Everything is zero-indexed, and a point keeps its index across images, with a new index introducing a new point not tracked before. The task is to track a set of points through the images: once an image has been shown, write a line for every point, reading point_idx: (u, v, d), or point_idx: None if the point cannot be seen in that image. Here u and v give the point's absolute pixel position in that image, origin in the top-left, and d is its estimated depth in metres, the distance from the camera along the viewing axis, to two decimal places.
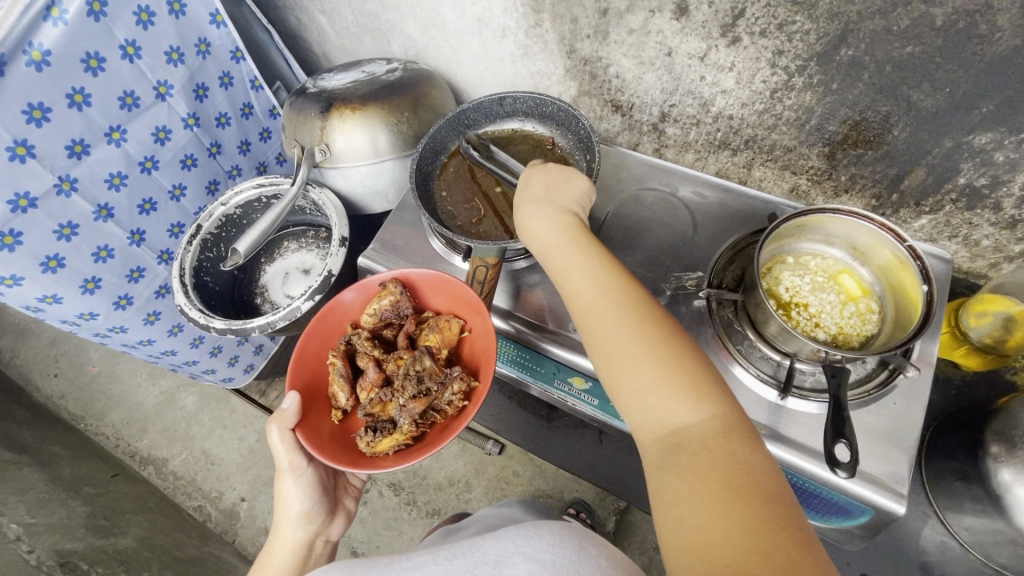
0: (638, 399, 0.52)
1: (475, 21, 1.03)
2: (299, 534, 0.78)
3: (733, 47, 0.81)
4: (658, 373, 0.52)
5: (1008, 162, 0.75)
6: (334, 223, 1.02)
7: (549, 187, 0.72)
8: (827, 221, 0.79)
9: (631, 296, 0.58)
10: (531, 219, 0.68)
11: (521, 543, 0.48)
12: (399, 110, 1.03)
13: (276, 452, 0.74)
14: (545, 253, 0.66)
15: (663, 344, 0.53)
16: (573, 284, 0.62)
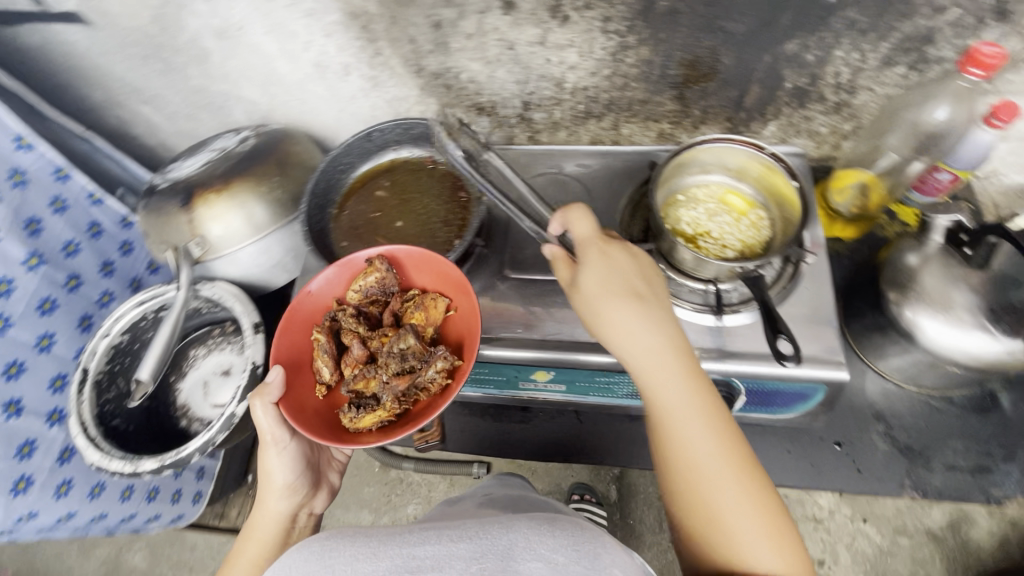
0: (711, 518, 0.56)
1: (315, 68, 1.01)
2: (282, 506, 0.77)
3: (566, 25, 0.86)
4: (757, 534, 0.54)
5: (817, 59, 0.87)
6: (239, 312, 0.94)
7: (630, 275, 0.67)
8: (699, 153, 0.86)
9: (754, 488, 0.57)
10: (620, 316, 0.64)
11: (536, 538, 0.48)
12: (268, 175, 0.98)
13: (261, 427, 0.72)
14: (648, 377, 0.63)
15: (761, 516, 0.55)
16: (665, 387, 0.61)
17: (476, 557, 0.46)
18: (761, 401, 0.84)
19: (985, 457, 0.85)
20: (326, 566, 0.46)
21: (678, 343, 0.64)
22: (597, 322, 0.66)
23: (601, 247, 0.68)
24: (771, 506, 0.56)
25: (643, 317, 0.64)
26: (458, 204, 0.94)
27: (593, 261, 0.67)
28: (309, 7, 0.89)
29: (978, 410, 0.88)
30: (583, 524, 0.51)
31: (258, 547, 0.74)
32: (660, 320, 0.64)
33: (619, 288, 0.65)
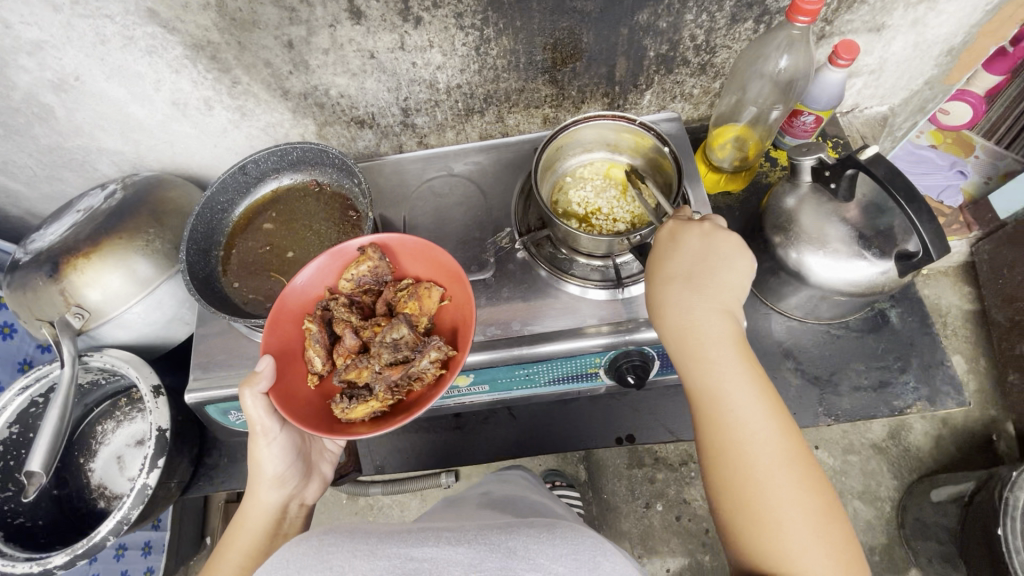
0: (752, 497, 0.58)
1: (173, 106, 0.95)
2: (273, 497, 0.76)
3: (421, 26, 0.84)
4: (792, 506, 0.57)
5: (671, 25, 0.90)
6: (136, 377, 0.87)
7: (710, 248, 0.68)
8: (574, 135, 0.87)
9: (785, 436, 0.60)
10: (687, 249, 0.69)
11: (537, 545, 0.45)
12: (143, 228, 0.92)
13: (251, 416, 0.71)
14: (691, 353, 0.65)
15: (809, 489, 0.58)
16: (707, 361, 0.64)
17: (475, 562, 0.43)
18: (676, 362, 0.87)
19: (885, 372, 0.91)
20: (324, 562, 0.43)
21: (722, 295, 0.67)
22: (650, 284, 0.70)
23: (704, 230, 0.70)
24: (802, 458, 0.60)
25: (703, 307, 0.66)
26: (349, 224, 0.91)
27: (676, 233, 0.71)
28: (146, 45, 0.83)
29: (872, 330, 0.94)
30: (583, 532, 0.47)
31: (247, 538, 0.73)
32: (715, 300, 0.67)
33: (673, 273, 0.68)
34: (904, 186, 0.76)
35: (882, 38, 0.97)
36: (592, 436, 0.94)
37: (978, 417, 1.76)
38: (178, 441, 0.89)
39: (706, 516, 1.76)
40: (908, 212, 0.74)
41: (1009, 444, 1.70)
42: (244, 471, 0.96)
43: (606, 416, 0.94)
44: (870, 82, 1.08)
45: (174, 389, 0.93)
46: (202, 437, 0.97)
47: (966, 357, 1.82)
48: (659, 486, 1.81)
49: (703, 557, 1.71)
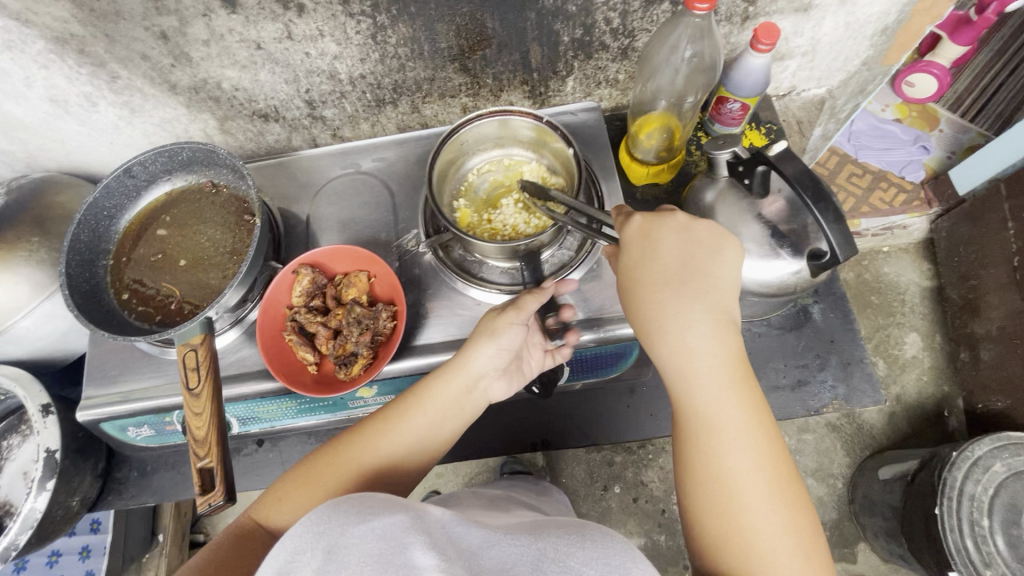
0: (736, 524, 0.55)
1: (52, 103, 0.88)
2: (486, 366, 0.71)
3: (305, 14, 0.77)
4: (779, 531, 0.55)
5: (581, 9, 0.83)
6: (22, 397, 0.84)
7: (696, 244, 0.66)
8: (475, 133, 0.85)
9: (774, 455, 0.58)
10: (670, 252, 0.65)
11: (567, 547, 0.45)
12: (25, 237, 0.87)
13: (531, 297, 0.72)
14: (682, 357, 0.61)
15: (792, 510, 0.56)
16: (699, 383, 0.60)
17: (508, 562, 0.43)
18: (585, 368, 0.86)
19: (803, 370, 0.90)
20: (365, 524, 0.41)
21: (720, 307, 0.63)
22: (634, 295, 0.66)
23: (679, 223, 0.67)
24: (790, 481, 0.57)
25: (700, 323, 0.62)
26: (244, 229, 0.88)
27: (656, 232, 0.67)
28: (3, 39, 0.76)
29: (794, 327, 0.92)
30: (614, 535, 0.48)
31: (417, 424, 0.68)
32: (711, 312, 0.62)
33: (658, 280, 0.64)
34: (812, 184, 0.72)
35: (810, 18, 0.92)
36: (508, 442, 0.94)
37: (932, 393, 1.74)
38: (75, 458, 0.86)
39: (662, 496, 1.74)
40: (814, 213, 0.71)
41: (960, 420, 1.69)
42: (155, 485, 0.94)
43: (522, 423, 0.94)
44: (804, 64, 1.03)
45: (73, 404, 0.90)
46: (109, 452, 0.94)
47: (921, 334, 1.81)
48: (617, 468, 1.78)
49: (659, 537, 1.70)
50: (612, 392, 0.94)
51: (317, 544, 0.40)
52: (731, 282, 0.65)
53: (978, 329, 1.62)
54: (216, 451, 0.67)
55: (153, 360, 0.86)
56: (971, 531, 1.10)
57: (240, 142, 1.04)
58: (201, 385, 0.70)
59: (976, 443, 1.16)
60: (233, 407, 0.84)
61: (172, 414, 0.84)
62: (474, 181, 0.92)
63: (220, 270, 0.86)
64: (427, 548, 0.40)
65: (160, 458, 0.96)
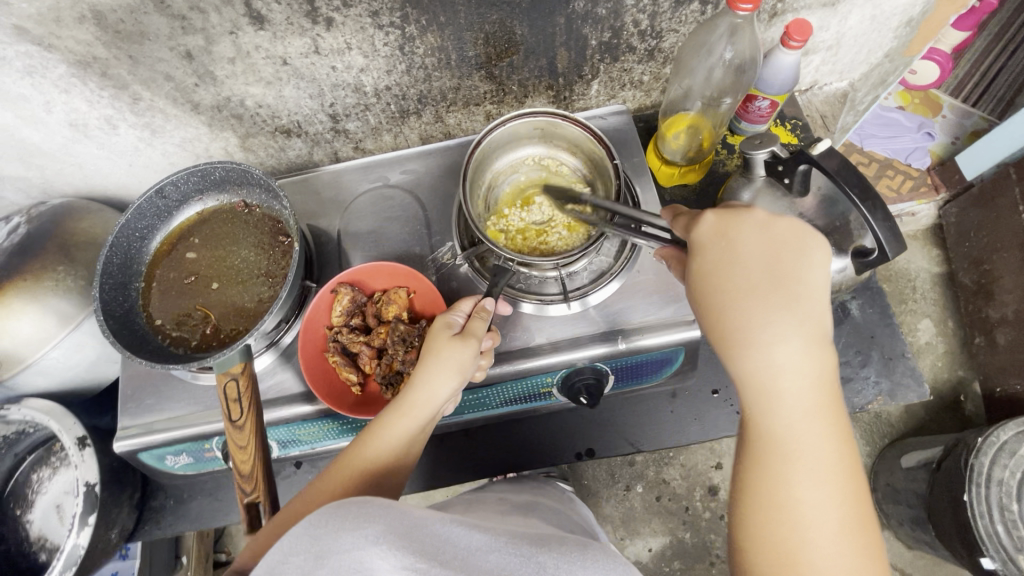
0: (795, 557, 0.52)
1: (72, 128, 0.86)
2: (445, 396, 0.66)
3: (333, 28, 0.76)
4: (838, 553, 0.52)
5: (610, 12, 0.82)
6: (57, 430, 0.82)
7: (780, 245, 0.60)
8: (512, 132, 0.84)
9: (847, 486, 0.54)
10: (752, 255, 0.59)
11: (568, 564, 0.45)
12: (51, 267, 0.85)
13: (478, 328, 0.69)
14: (764, 375, 0.56)
15: (860, 553, 0.52)
16: (782, 402, 0.55)
17: (508, 569, 0.43)
18: (628, 375, 0.85)
19: (845, 368, 0.89)
20: (357, 529, 0.42)
21: (814, 323, 0.57)
22: (712, 299, 0.60)
23: (760, 220, 0.61)
24: (863, 526, 0.53)
25: (791, 339, 0.56)
26: (279, 250, 0.87)
27: (733, 232, 0.61)
28: (24, 65, 0.74)
29: (833, 324, 0.92)
30: (613, 553, 0.49)
31: (380, 451, 0.64)
32: (803, 330, 0.56)
33: (743, 287, 0.58)
34: (858, 182, 0.71)
35: (837, 13, 0.91)
36: (553, 452, 0.93)
37: (948, 378, 1.75)
38: (113, 490, 0.84)
39: (686, 494, 1.70)
40: (862, 211, 0.70)
41: (977, 404, 1.70)
42: (193, 512, 0.93)
43: (563, 432, 0.93)
44: (828, 59, 1.03)
45: (106, 435, 0.88)
46: (143, 481, 0.92)
47: (935, 320, 1.81)
48: (639, 468, 1.73)
49: (684, 534, 1.68)
50: (652, 397, 0.93)
51: (310, 549, 0.41)
52: (823, 291, 0.59)
53: (993, 314, 1.62)
54: (264, 484, 0.66)
55: (188, 386, 0.84)
56: (1002, 517, 1.10)
57: (261, 159, 1.02)
58: (244, 415, 0.68)
59: (1002, 429, 1.16)
60: (275, 431, 0.82)
61: (211, 441, 0.82)
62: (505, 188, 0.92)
63: (258, 291, 0.85)
64: (420, 557, 0.41)
65: (196, 484, 0.94)
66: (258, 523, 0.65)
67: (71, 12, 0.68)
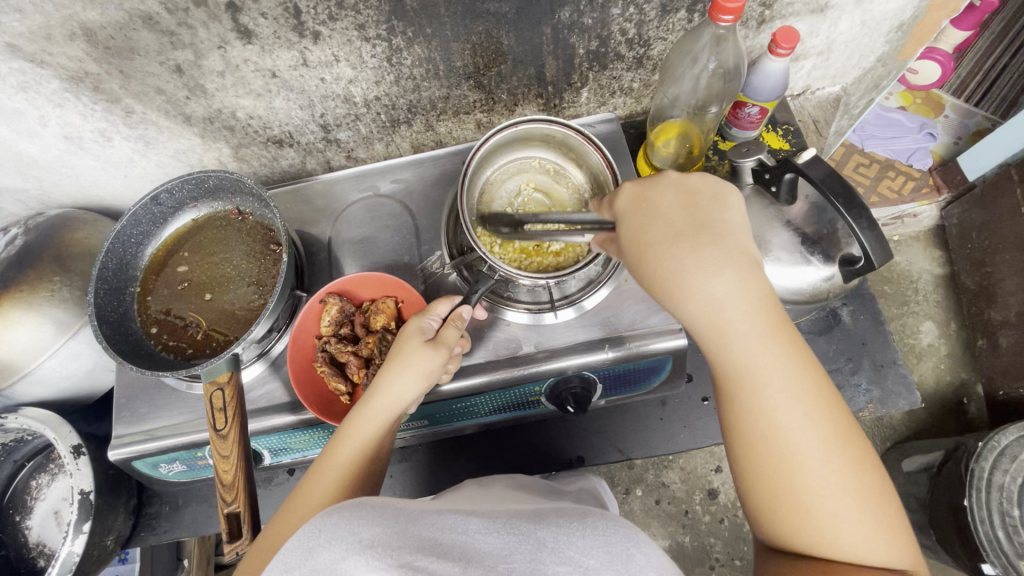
0: (794, 484, 0.50)
1: (67, 141, 0.87)
2: (412, 399, 0.67)
3: (321, 41, 0.76)
4: (828, 465, 0.50)
5: (596, 22, 0.82)
6: (53, 439, 0.84)
7: (693, 195, 0.60)
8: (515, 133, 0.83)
9: (821, 399, 0.52)
10: (672, 207, 0.60)
11: (566, 536, 0.44)
12: (46, 277, 0.86)
13: (450, 336, 0.70)
14: (713, 318, 0.55)
15: (858, 466, 0.50)
16: (731, 336, 0.54)
17: (504, 553, 0.42)
18: (617, 383, 0.85)
19: (835, 375, 0.90)
20: (352, 534, 0.43)
21: (741, 252, 0.56)
22: (642, 257, 0.59)
23: (673, 179, 0.62)
24: (846, 426, 0.52)
25: (723, 271, 0.55)
26: (270, 258, 0.88)
27: (652, 193, 0.61)
28: (17, 81, 0.75)
29: (824, 331, 0.93)
30: (617, 519, 0.46)
31: (350, 453, 0.64)
32: (730, 258, 0.55)
33: (667, 232, 0.58)
34: (843, 190, 0.71)
35: (826, 19, 0.91)
36: (543, 459, 0.93)
37: (950, 381, 1.70)
38: (108, 497, 0.85)
39: (685, 497, 1.68)
40: (847, 219, 0.70)
41: (980, 406, 1.65)
42: (188, 518, 0.94)
43: (553, 439, 0.94)
44: (819, 64, 1.03)
45: (101, 443, 0.89)
46: (139, 488, 0.94)
47: (938, 322, 1.76)
48: (638, 471, 1.72)
49: (683, 538, 1.66)
50: (643, 404, 0.94)
51: (306, 562, 0.42)
52: (742, 225, 0.59)
53: (995, 316, 1.58)
54: (243, 496, 0.67)
55: (181, 395, 0.85)
56: (1003, 522, 1.04)
57: (254, 168, 1.03)
58: (228, 426, 0.69)
59: (1003, 432, 1.10)
60: (266, 439, 0.83)
61: (203, 450, 0.83)
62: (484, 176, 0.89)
63: (250, 299, 0.86)
64: (416, 552, 0.41)
65: (191, 491, 0.96)
66: (237, 534, 0.66)
67: (61, 29, 0.69)
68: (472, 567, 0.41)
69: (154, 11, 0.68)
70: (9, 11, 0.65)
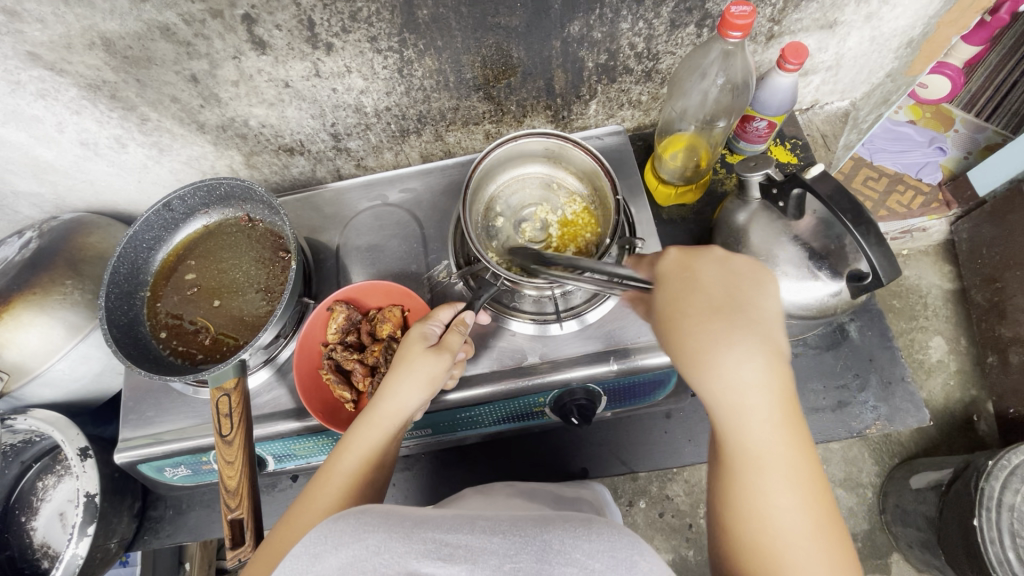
0: (774, 562, 0.49)
1: (83, 146, 0.89)
2: (417, 404, 0.67)
3: (333, 52, 0.78)
4: (816, 559, 0.49)
5: (606, 36, 0.83)
6: (61, 441, 0.85)
7: (738, 275, 0.59)
8: (522, 145, 0.84)
9: (818, 497, 0.51)
10: (714, 281, 0.59)
11: (572, 539, 0.43)
12: (59, 281, 0.87)
13: (454, 340, 0.70)
14: (727, 400, 0.53)
15: (842, 564, 0.49)
16: (746, 420, 0.53)
17: (510, 553, 0.42)
18: (622, 395, 0.85)
19: (843, 391, 0.90)
20: (359, 541, 0.43)
21: (771, 340, 0.54)
22: (675, 322, 0.58)
23: (719, 256, 0.61)
24: (836, 525, 0.51)
25: (753, 357, 0.53)
26: (279, 265, 0.89)
27: (696, 263, 0.61)
28: (37, 89, 0.77)
29: (831, 346, 0.93)
30: (620, 525, 0.45)
31: (356, 459, 0.65)
32: (763, 344, 0.53)
33: (703, 309, 0.57)
34: (851, 206, 0.70)
35: (835, 35, 0.91)
36: (547, 470, 0.93)
37: (959, 398, 1.67)
38: (114, 500, 0.86)
39: (689, 511, 1.66)
40: (855, 235, 0.69)
41: (990, 424, 1.62)
42: (191, 522, 0.94)
43: (558, 449, 0.94)
44: (828, 78, 1.03)
45: (108, 446, 0.90)
46: (144, 491, 0.94)
47: (947, 337, 1.74)
48: (641, 483, 1.70)
49: (687, 552, 1.63)
50: (648, 416, 0.94)
51: (312, 568, 0.42)
52: (781, 314, 0.57)
53: (1006, 333, 1.56)
54: (248, 502, 0.67)
55: (188, 400, 0.86)
56: (1013, 543, 1.01)
57: (265, 176, 1.05)
58: (234, 431, 0.69)
59: (1013, 452, 1.08)
60: (271, 445, 0.83)
61: (209, 455, 0.83)
62: (489, 191, 0.90)
63: (257, 305, 0.86)
64: (421, 557, 0.41)
65: (195, 495, 0.96)
66: (240, 540, 0.66)
67: (81, 39, 0.70)
68: (477, 569, 0.40)
69: (172, 22, 0.69)
70: (33, 22, 0.67)
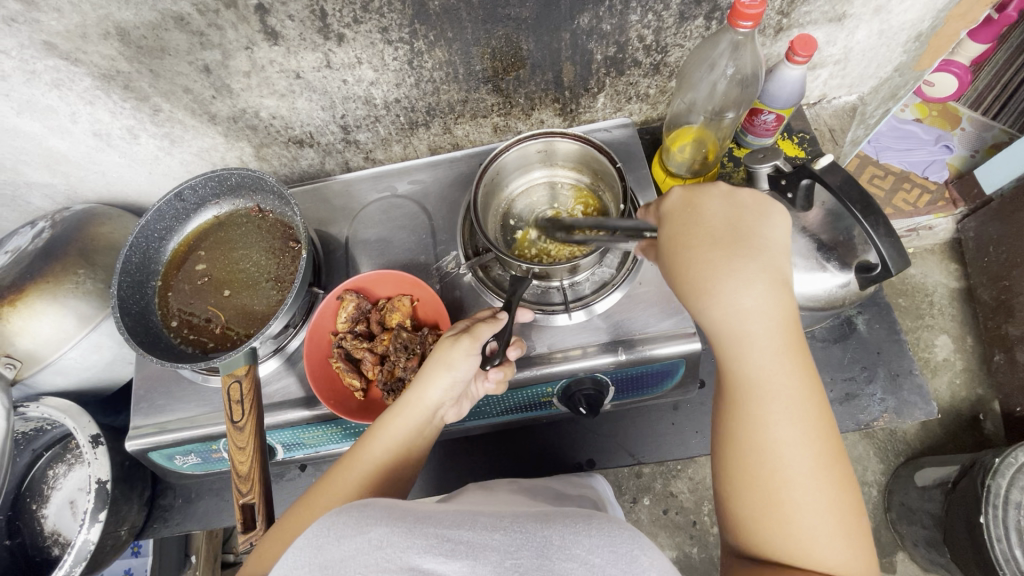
0: (774, 491, 0.50)
1: (95, 137, 0.90)
2: (438, 396, 0.68)
3: (345, 43, 0.78)
4: (814, 484, 0.50)
5: (615, 28, 0.83)
6: (72, 428, 0.86)
7: (741, 207, 0.59)
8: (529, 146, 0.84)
9: (819, 425, 0.52)
10: (717, 213, 0.59)
11: (573, 534, 0.43)
12: (70, 270, 0.88)
13: (483, 330, 0.69)
14: (732, 329, 0.54)
15: (839, 489, 0.50)
16: (751, 348, 0.53)
17: (512, 548, 0.42)
18: (628, 386, 0.85)
19: (851, 384, 0.90)
20: (363, 533, 0.43)
21: (774, 270, 0.55)
22: (678, 253, 0.58)
23: (722, 190, 0.61)
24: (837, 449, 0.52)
25: (755, 283, 0.54)
26: (289, 255, 0.89)
27: (698, 198, 0.61)
28: (51, 78, 0.78)
29: (839, 339, 0.93)
30: (621, 522, 0.45)
31: (382, 450, 0.65)
32: (766, 273, 0.54)
33: (708, 240, 0.57)
34: (859, 197, 0.71)
35: (844, 28, 0.91)
36: (553, 461, 0.93)
37: (965, 396, 1.66)
38: (125, 488, 0.87)
39: (693, 508, 1.66)
40: (864, 225, 0.69)
41: (997, 423, 1.61)
42: (200, 511, 0.95)
43: (564, 440, 0.94)
44: (836, 72, 1.03)
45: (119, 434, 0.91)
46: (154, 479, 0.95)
47: (953, 336, 1.73)
48: (646, 481, 1.69)
49: (691, 549, 1.63)
50: (654, 408, 0.94)
51: (315, 559, 0.42)
52: (783, 243, 0.58)
53: (1012, 331, 1.55)
54: (260, 488, 0.67)
55: (199, 388, 0.86)
56: (1020, 540, 1.01)
57: (274, 167, 1.05)
58: (245, 418, 0.70)
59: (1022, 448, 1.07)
60: (280, 433, 0.84)
61: (218, 443, 0.84)
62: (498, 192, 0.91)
63: (267, 293, 0.87)
64: (423, 552, 0.41)
65: (204, 484, 0.97)
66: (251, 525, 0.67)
67: (96, 28, 0.71)
68: (479, 565, 0.41)
69: (186, 12, 0.70)
70: (50, 11, 0.68)
